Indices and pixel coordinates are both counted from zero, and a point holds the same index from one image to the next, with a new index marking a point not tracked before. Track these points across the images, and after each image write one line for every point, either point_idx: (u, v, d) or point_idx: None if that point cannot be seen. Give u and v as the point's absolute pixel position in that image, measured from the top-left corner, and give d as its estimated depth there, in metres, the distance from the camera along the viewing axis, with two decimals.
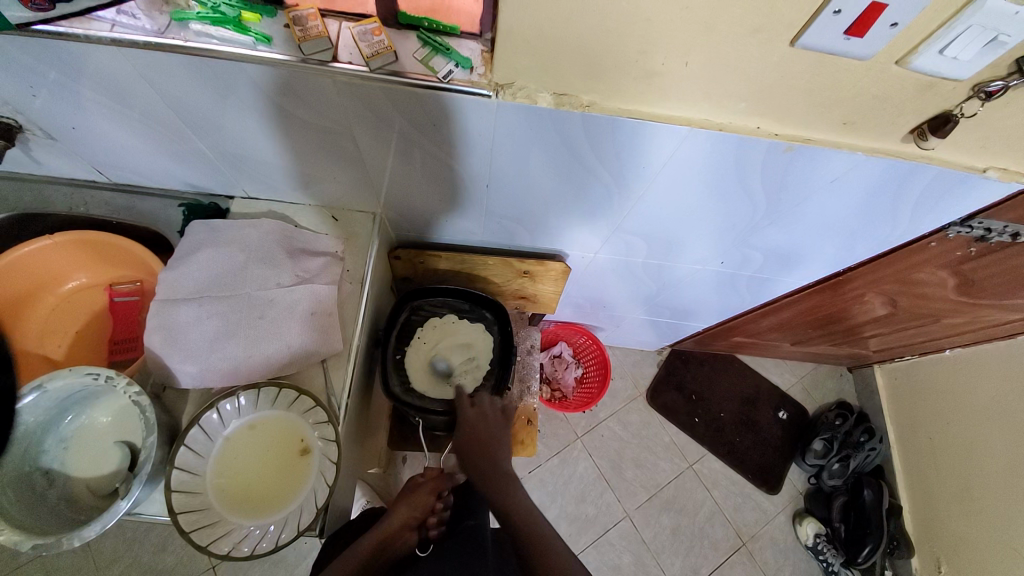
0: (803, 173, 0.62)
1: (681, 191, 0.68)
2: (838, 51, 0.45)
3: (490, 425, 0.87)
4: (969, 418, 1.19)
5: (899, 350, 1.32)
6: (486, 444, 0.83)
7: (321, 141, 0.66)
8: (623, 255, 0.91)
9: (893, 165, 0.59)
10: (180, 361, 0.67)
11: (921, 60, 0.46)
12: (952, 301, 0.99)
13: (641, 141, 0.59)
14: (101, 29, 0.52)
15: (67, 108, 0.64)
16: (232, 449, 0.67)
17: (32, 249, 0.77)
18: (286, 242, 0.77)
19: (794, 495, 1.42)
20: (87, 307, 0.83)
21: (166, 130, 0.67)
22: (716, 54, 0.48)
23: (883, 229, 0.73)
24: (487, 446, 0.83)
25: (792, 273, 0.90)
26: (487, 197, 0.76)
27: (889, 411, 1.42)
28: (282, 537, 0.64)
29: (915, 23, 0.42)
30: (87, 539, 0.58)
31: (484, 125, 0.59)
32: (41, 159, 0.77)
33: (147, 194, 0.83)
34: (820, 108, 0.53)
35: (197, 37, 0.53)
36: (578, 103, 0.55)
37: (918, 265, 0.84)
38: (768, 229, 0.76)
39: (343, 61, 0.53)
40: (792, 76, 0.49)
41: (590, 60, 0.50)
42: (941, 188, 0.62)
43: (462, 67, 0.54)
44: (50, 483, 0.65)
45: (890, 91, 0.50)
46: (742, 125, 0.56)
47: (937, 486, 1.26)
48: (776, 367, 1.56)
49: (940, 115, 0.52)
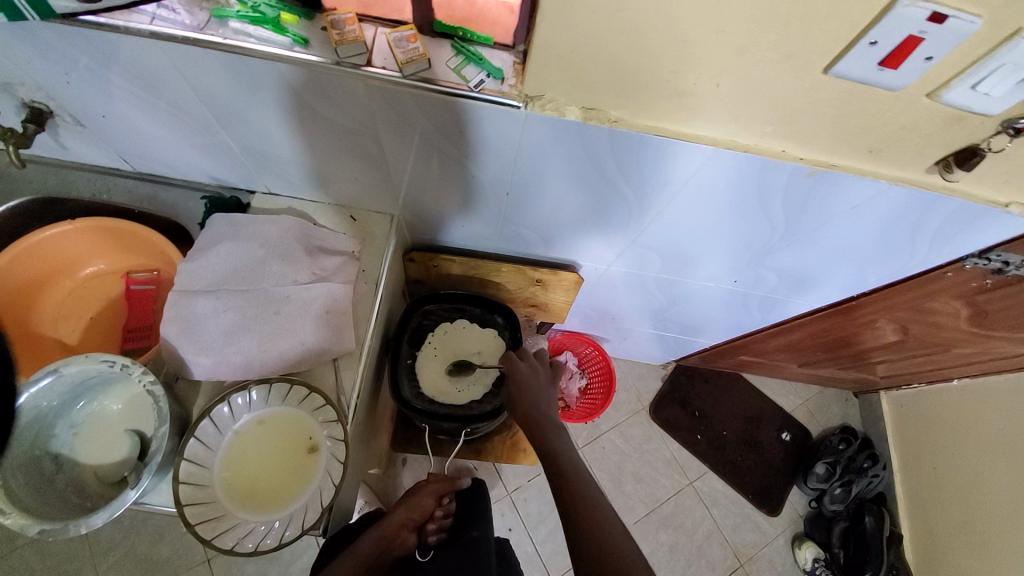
0: (825, 198, 0.62)
1: (701, 210, 0.68)
2: (869, 81, 0.46)
3: (537, 380, 0.86)
4: (974, 450, 1.18)
5: (906, 377, 1.31)
6: (532, 398, 0.83)
7: (347, 143, 0.67)
8: (636, 269, 0.91)
9: (915, 195, 0.59)
10: (195, 353, 0.68)
11: (952, 95, 0.46)
12: (963, 331, 0.98)
13: (665, 158, 0.59)
14: (140, 21, 0.53)
15: (99, 96, 0.64)
16: (241, 444, 0.67)
17: (53, 234, 0.77)
18: (305, 240, 0.78)
19: (794, 519, 1.40)
20: (103, 294, 0.83)
21: (194, 123, 0.68)
22: (748, 77, 0.48)
23: (900, 257, 0.73)
24: (536, 400, 0.83)
25: (804, 295, 0.90)
26: (507, 205, 0.77)
27: (893, 438, 1.41)
28: (287, 534, 0.64)
29: (948, 57, 0.43)
30: (95, 526, 0.58)
31: (511, 135, 0.60)
32: (68, 145, 0.77)
33: (169, 185, 0.84)
34: (847, 135, 0.53)
35: (235, 35, 0.53)
36: (606, 118, 0.56)
37: (932, 294, 0.84)
38: (784, 252, 0.76)
39: (377, 66, 0.54)
40: (821, 103, 0.50)
41: (621, 77, 0.51)
42: (962, 220, 0.62)
43: (493, 77, 0.54)
44: (59, 468, 0.65)
45: (917, 122, 0.50)
46: (768, 148, 0.57)
47: (939, 517, 1.25)
48: (781, 388, 1.56)
49: (965, 149, 0.52)
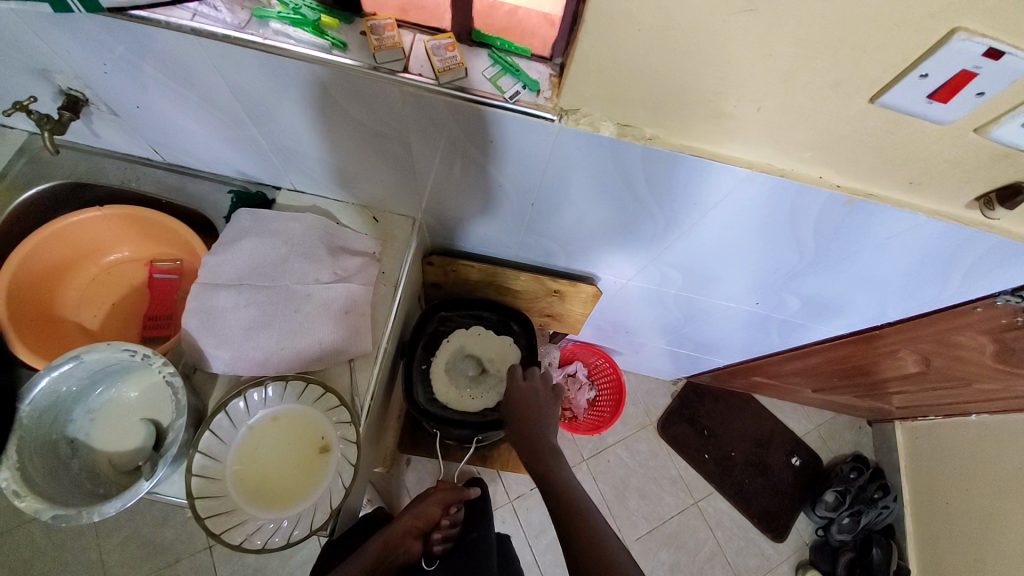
0: (856, 227, 0.61)
1: (728, 231, 0.67)
2: (917, 113, 0.45)
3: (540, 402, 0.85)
4: (988, 488, 1.15)
5: (924, 409, 1.28)
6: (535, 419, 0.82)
7: (377, 146, 0.67)
8: (656, 285, 0.90)
9: (952, 229, 0.58)
10: (215, 346, 0.68)
11: (1002, 131, 0.45)
12: (988, 367, 0.96)
13: (697, 178, 0.59)
14: (181, 16, 0.53)
15: (135, 87, 0.65)
16: (254, 439, 0.67)
17: (81, 219, 0.78)
18: (327, 239, 0.78)
19: (799, 546, 1.38)
20: (125, 281, 0.84)
21: (226, 117, 0.68)
22: (790, 102, 0.47)
23: (929, 290, 0.72)
24: (538, 418, 0.82)
25: (826, 322, 0.89)
26: (531, 215, 0.76)
27: (905, 470, 1.39)
28: (295, 534, 0.64)
29: (1002, 94, 0.41)
30: (107, 515, 0.59)
31: (542, 147, 0.60)
32: (100, 132, 0.78)
33: (196, 177, 0.85)
34: (886, 165, 0.52)
35: (275, 35, 0.54)
36: (641, 135, 0.55)
37: (959, 329, 0.82)
38: (809, 278, 0.75)
39: (413, 73, 0.54)
40: (863, 131, 0.49)
41: (658, 95, 0.50)
42: (999, 257, 0.61)
43: (529, 89, 0.54)
44: (74, 452, 0.66)
45: (961, 156, 0.49)
46: (803, 173, 0.56)
47: (950, 555, 1.23)
48: (792, 412, 1.53)
49: (1008, 186, 0.51)
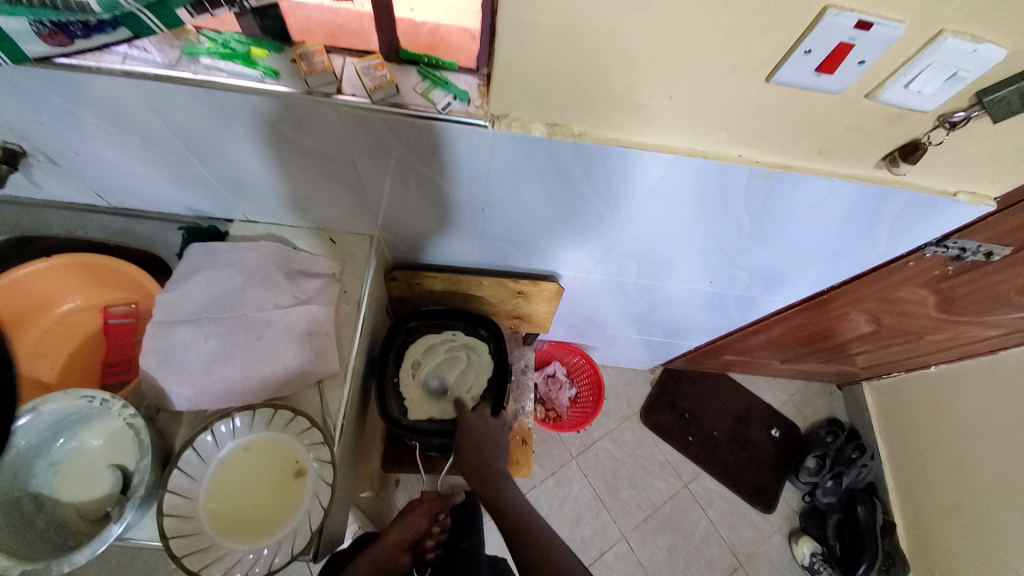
0: (785, 198, 0.65)
1: (669, 214, 0.71)
2: (810, 86, 0.48)
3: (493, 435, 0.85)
4: (956, 432, 1.20)
5: (886, 367, 1.34)
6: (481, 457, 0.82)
7: (320, 167, 0.68)
8: (613, 275, 0.93)
9: (869, 190, 0.62)
10: (176, 384, 0.67)
11: (889, 94, 0.49)
12: (933, 318, 1.02)
13: (629, 168, 0.62)
14: (112, 60, 0.54)
15: (69, 134, 0.65)
16: (226, 471, 0.67)
17: (29, 271, 0.77)
18: (284, 265, 0.78)
19: (789, 514, 1.42)
20: (80, 330, 0.83)
21: (169, 156, 0.69)
22: (698, 89, 0.51)
23: (862, 249, 0.76)
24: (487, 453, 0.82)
25: (777, 292, 0.93)
26: (483, 221, 0.78)
27: (877, 427, 1.44)
28: (276, 561, 0.63)
29: (880, 60, 0.46)
30: (78, 564, 0.57)
31: (480, 153, 0.62)
32: (41, 182, 0.77)
33: (146, 218, 0.84)
34: (796, 138, 0.56)
35: (207, 70, 0.55)
36: (570, 132, 0.58)
37: (898, 283, 0.87)
38: (753, 250, 0.79)
39: (347, 93, 0.56)
40: (770, 109, 0.53)
41: (581, 94, 0.53)
42: (916, 211, 0.66)
43: (460, 100, 0.56)
44: (39, 509, 0.64)
45: (861, 122, 0.54)
46: (725, 152, 0.60)
47: (928, 501, 1.27)
48: (767, 385, 1.58)
49: (909, 143, 0.55)
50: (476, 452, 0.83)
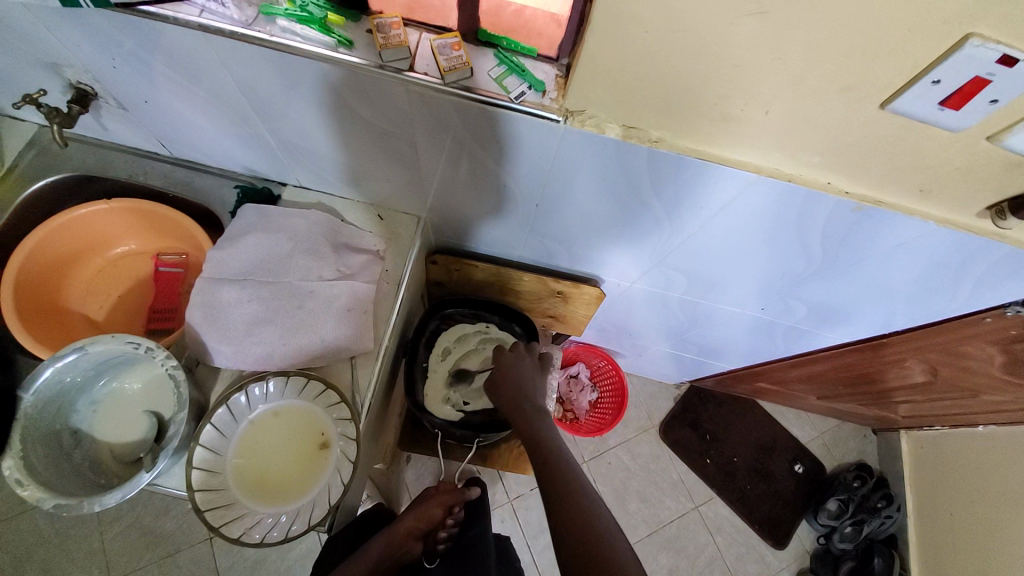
0: (865, 234, 0.60)
1: (734, 234, 0.67)
2: (927, 120, 0.44)
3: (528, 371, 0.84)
4: (997, 501, 1.11)
5: (930, 419, 1.26)
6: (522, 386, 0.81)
7: (381, 143, 0.67)
8: (660, 287, 0.89)
9: (963, 239, 0.57)
10: (217, 340, 0.68)
11: (1015, 139, 0.44)
12: (997, 378, 0.94)
13: (703, 182, 0.58)
14: (189, 12, 0.53)
15: (139, 80, 0.65)
16: (255, 433, 0.68)
17: (90, 211, 0.79)
18: (332, 236, 0.78)
19: (800, 553, 1.37)
20: (132, 273, 0.85)
21: (233, 114, 0.68)
22: (799, 108, 0.47)
23: (938, 298, 0.70)
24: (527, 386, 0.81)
25: (831, 328, 0.88)
26: (535, 216, 0.76)
27: (910, 479, 1.37)
28: (292, 529, 0.64)
29: (1016, 101, 0.41)
30: (107, 506, 0.59)
31: (548, 148, 0.59)
32: (109, 125, 0.79)
33: (204, 171, 0.85)
34: (895, 172, 0.52)
35: (282, 32, 0.54)
36: (647, 137, 0.55)
37: (968, 339, 0.81)
38: (814, 284, 0.74)
39: (419, 71, 0.54)
40: (873, 139, 0.48)
41: (667, 99, 0.50)
42: (1009, 267, 0.60)
43: (535, 90, 0.54)
44: (77, 443, 0.66)
45: (973, 165, 0.49)
46: (812, 178, 0.55)
47: (952, 564, 1.21)
48: (796, 419, 1.52)
49: (1020, 197, 0.50)
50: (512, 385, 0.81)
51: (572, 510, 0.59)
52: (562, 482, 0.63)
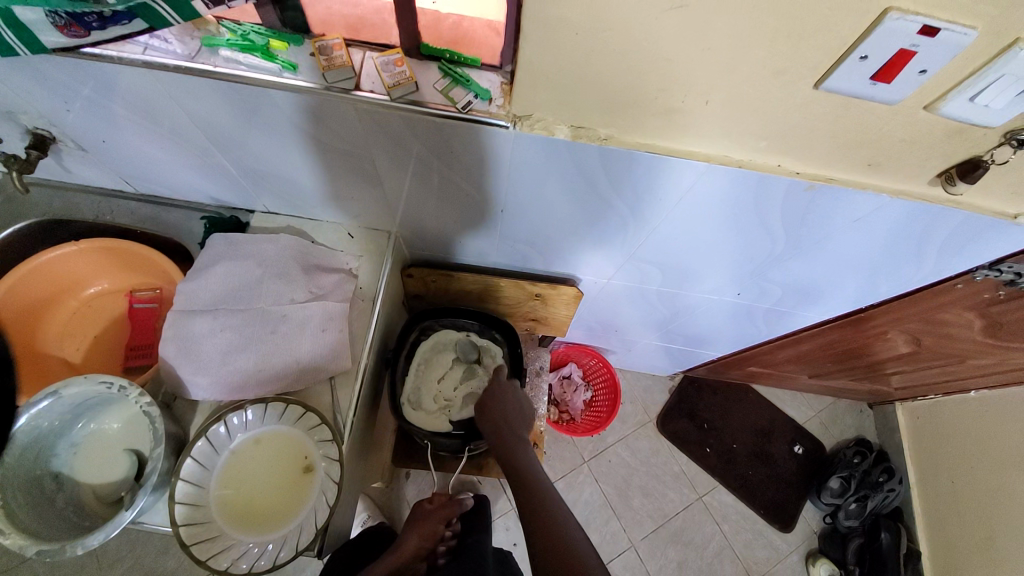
0: (825, 211, 0.61)
1: (698, 223, 0.67)
2: (863, 95, 0.45)
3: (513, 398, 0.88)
4: (995, 464, 1.12)
5: (922, 389, 1.27)
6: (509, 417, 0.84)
7: (341, 164, 0.67)
8: (637, 282, 0.90)
9: (919, 209, 0.57)
10: (192, 373, 0.68)
11: (951, 107, 0.44)
12: (977, 343, 0.95)
13: (659, 175, 0.59)
14: (133, 51, 0.53)
15: (94, 122, 0.65)
16: (238, 463, 0.68)
17: (58, 254, 0.78)
18: (302, 258, 0.78)
19: (808, 534, 1.37)
20: (107, 314, 0.85)
21: (191, 147, 0.69)
22: (737, 95, 0.48)
23: (908, 268, 0.71)
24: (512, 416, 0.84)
25: (810, 308, 0.88)
26: (504, 222, 0.76)
27: (909, 451, 1.37)
28: (281, 556, 0.63)
29: (944, 69, 0.41)
30: (90, 547, 0.58)
31: (503, 155, 0.60)
32: (71, 168, 0.79)
33: (171, 205, 0.85)
34: (844, 149, 0.52)
35: (226, 62, 0.54)
36: (596, 136, 0.55)
37: (942, 306, 0.82)
38: (784, 265, 0.75)
39: (365, 89, 0.54)
40: (814, 118, 0.49)
41: (609, 98, 0.50)
42: (969, 232, 0.60)
43: (481, 98, 0.54)
44: (59, 488, 0.66)
45: (917, 135, 0.49)
46: (764, 163, 0.56)
47: (958, 531, 1.21)
48: (792, 399, 1.52)
49: (968, 161, 0.51)
50: (501, 413, 0.85)
51: (557, 538, 0.61)
52: (549, 515, 0.65)
